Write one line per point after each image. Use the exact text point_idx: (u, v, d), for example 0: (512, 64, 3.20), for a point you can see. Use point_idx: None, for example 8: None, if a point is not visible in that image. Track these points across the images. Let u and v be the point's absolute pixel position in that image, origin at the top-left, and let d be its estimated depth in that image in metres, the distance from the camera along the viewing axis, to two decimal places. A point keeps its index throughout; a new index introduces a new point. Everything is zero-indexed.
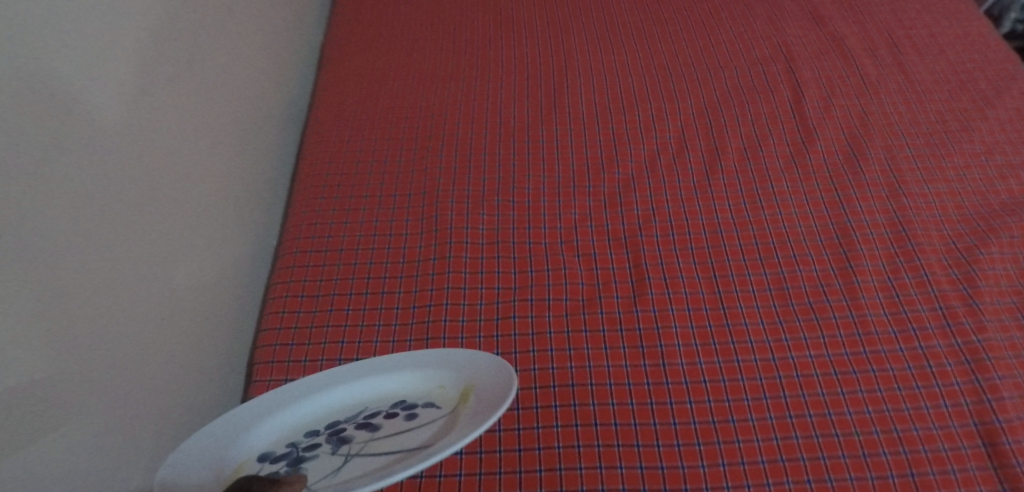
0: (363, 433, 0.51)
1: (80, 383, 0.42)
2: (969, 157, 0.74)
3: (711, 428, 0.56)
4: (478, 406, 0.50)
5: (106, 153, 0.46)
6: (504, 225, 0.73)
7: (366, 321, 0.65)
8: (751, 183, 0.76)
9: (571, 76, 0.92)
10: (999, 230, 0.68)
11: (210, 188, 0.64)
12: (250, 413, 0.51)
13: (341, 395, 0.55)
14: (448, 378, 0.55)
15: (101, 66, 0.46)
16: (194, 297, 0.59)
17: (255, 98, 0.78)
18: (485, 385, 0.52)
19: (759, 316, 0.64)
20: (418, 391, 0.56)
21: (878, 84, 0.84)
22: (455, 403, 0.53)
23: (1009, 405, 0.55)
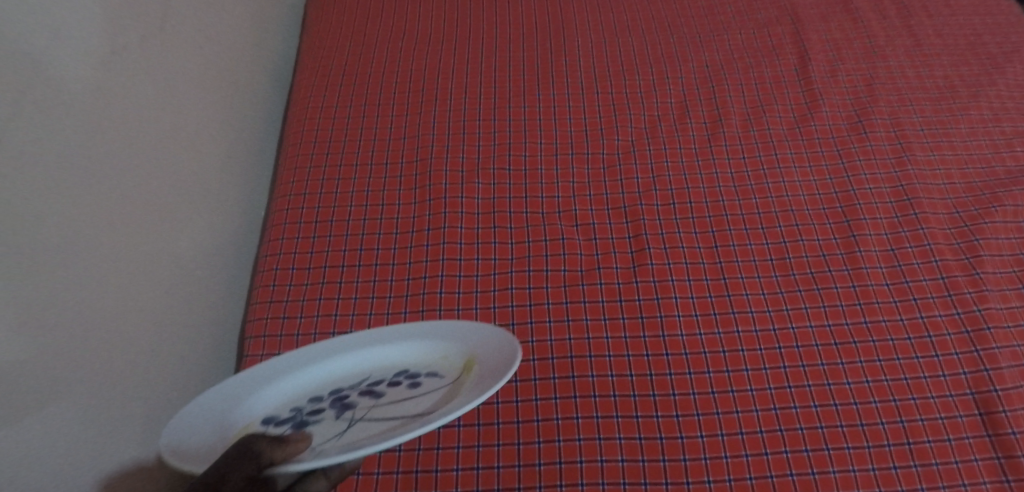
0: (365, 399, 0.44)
1: (51, 366, 0.38)
2: (975, 123, 0.70)
3: (691, 400, 0.51)
4: (485, 374, 0.43)
5: (72, 116, 0.43)
6: (501, 194, 0.65)
7: (357, 294, 0.58)
8: (752, 148, 0.69)
9: (568, 24, 0.84)
10: (1004, 199, 0.63)
11: (206, 156, 0.64)
12: (242, 376, 0.43)
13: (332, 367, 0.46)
14: (450, 348, 0.48)
15: (66, 24, 0.43)
16: (178, 272, 0.56)
17: (235, 63, 0.73)
18: (492, 353, 0.45)
19: (757, 289, 0.58)
20: (417, 362, 0.48)
21: (886, 47, 0.78)
22: (460, 372, 0.46)
23: (1005, 375, 0.52)
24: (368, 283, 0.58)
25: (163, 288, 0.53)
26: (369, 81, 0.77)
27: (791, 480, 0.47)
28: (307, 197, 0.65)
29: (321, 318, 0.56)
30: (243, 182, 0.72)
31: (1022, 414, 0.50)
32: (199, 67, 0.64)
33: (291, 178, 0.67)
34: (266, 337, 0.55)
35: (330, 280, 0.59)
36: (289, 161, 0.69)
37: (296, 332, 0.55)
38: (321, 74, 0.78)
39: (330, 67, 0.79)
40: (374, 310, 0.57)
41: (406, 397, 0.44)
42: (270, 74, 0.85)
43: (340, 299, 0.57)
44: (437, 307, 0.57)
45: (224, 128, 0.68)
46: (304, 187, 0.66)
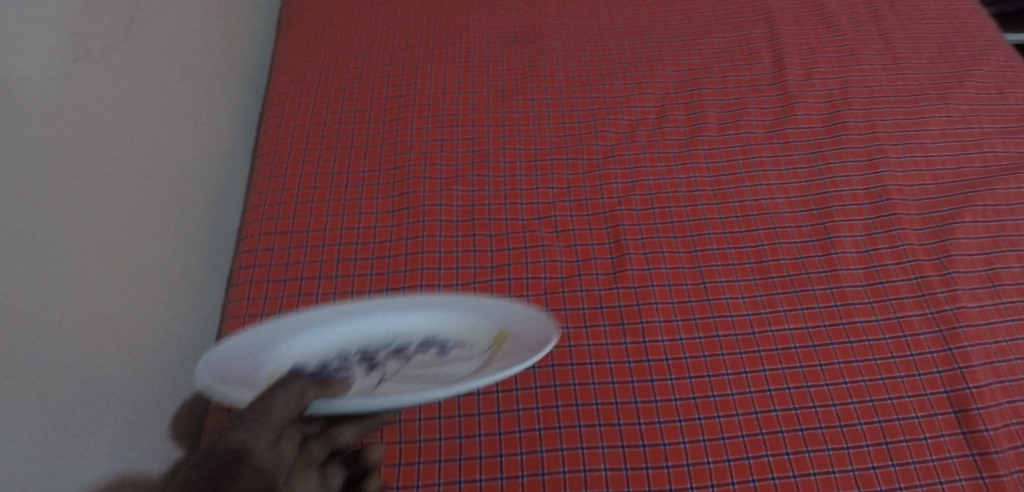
0: (395, 361, 0.47)
1: (20, 390, 0.36)
2: (944, 125, 0.72)
3: (672, 406, 0.51)
4: (517, 350, 0.46)
5: (31, 126, 0.41)
6: (480, 202, 0.65)
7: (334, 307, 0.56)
8: (730, 152, 0.69)
9: (546, 28, 0.83)
10: (974, 200, 0.64)
11: (178, 164, 0.62)
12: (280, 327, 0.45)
13: (366, 327, 0.48)
14: (482, 320, 0.50)
15: (25, 32, 0.41)
16: (152, 286, 0.54)
17: (207, 70, 0.72)
18: (524, 332, 0.48)
19: (736, 293, 0.58)
20: (449, 331, 0.50)
21: (859, 50, 0.79)
22: (491, 345, 0.48)
23: (978, 372, 0.53)
24: (345, 294, 0.57)
25: (138, 298, 0.52)
26: (344, 88, 0.76)
27: (772, 484, 0.47)
28: (281, 207, 0.63)
29: None
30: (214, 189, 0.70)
31: (994, 411, 0.51)
32: (167, 72, 0.62)
33: (266, 187, 0.66)
34: None
35: (306, 292, 0.57)
36: (263, 170, 0.68)
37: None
38: (294, 80, 0.77)
39: (304, 74, 0.77)
40: None
41: (436, 364, 0.47)
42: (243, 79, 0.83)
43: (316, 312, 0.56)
44: None
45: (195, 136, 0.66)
46: (278, 196, 0.64)
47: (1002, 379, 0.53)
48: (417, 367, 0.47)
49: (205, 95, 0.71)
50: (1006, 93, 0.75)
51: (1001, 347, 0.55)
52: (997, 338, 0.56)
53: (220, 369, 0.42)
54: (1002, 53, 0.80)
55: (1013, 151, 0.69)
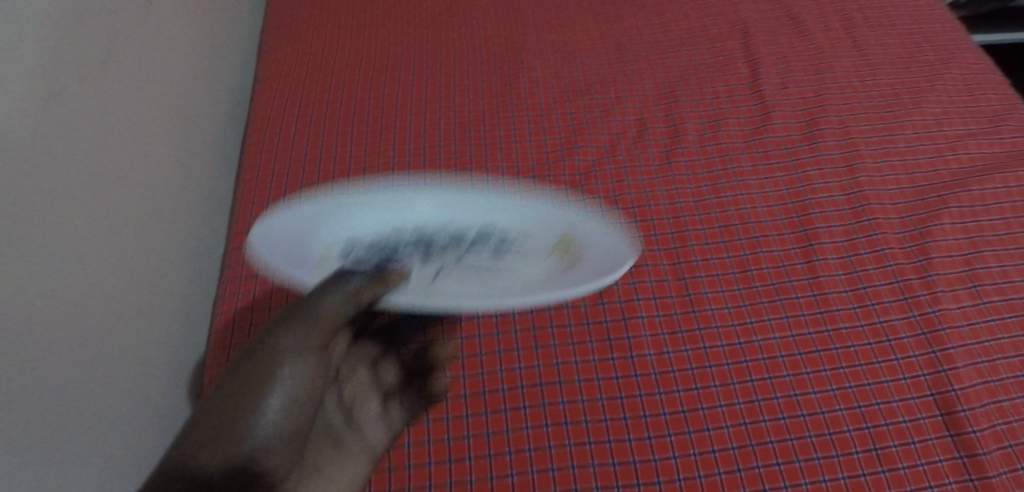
0: (455, 254, 0.56)
1: None
2: (918, 129, 0.73)
3: (663, 420, 0.51)
4: (580, 268, 0.55)
5: None
6: None
7: None
8: (710, 163, 0.70)
9: (525, 45, 0.84)
10: (950, 201, 0.66)
11: (107, 203, 0.62)
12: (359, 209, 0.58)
13: (431, 216, 0.58)
14: (546, 231, 0.59)
15: None
16: (72, 328, 0.54)
17: (145, 104, 0.72)
18: (592, 250, 0.56)
19: (721, 303, 0.59)
20: (515, 230, 0.58)
21: (832, 58, 0.80)
22: (552, 254, 0.57)
23: (962, 374, 0.54)
24: None
25: (56, 337, 0.51)
26: (325, 110, 0.75)
27: None
28: None
29: None
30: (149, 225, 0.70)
31: (979, 412, 0.51)
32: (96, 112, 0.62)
33: (249, 213, 0.64)
34: None
35: None
36: (244, 196, 0.67)
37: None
38: (275, 104, 0.76)
39: (284, 97, 0.76)
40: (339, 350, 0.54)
41: (494, 261, 0.56)
42: (187, 110, 0.83)
43: None
44: None
45: (127, 172, 0.66)
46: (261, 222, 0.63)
47: (986, 380, 0.54)
48: (483, 268, 0.55)
49: (142, 127, 0.71)
50: (976, 95, 0.77)
51: (984, 347, 0.56)
52: (980, 339, 0.56)
53: (304, 231, 0.55)
54: (972, 56, 0.82)
55: (986, 152, 0.71)
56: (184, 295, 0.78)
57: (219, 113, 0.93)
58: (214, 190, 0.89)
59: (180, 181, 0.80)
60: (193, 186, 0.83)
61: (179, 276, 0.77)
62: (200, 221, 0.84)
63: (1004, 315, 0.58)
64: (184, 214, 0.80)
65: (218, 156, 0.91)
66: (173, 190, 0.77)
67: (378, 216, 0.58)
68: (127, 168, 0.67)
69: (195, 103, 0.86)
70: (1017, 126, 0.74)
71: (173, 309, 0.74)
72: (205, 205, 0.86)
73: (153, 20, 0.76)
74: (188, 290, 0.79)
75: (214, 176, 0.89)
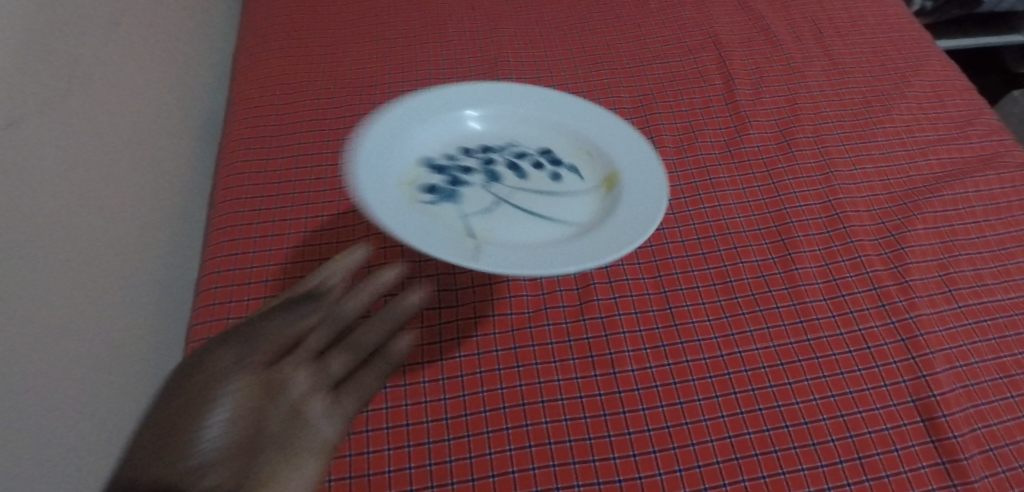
0: (510, 169, 0.60)
1: None
2: (891, 135, 0.74)
3: (647, 437, 0.50)
4: (630, 194, 0.54)
5: None
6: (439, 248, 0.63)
7: None
8: (688, 175, 0.70)
9: (501, 58, 0.82)
10: (923, 206, 0.66)
11: (53, 236, 0.62)
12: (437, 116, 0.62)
13: (495, 128, 0.64)
14: (600, 160, 0.61)
15: None
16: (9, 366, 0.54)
17: (97, 135, 0.72)
18: (638, 182, 0.56)
19: (703, 315, 0.59)
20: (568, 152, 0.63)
21: (804, 68, 0.81)
22: (602, 182, 0.58)
23: (942, 379, 0.55)
24: None
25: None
26: (301, 131, 0.74)
27: None
28: None
29: None
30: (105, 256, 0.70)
31: (959, 417, 0.52)
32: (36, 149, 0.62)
33: (222, 237, 0.62)
34: None
35: None
36: (218, 220, 0.66)
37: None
38: (249, 126, 0.75)
39: (258, 117, 0.76)
40: None
41: (545, 180, 0.60)
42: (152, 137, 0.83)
43: None
44: None
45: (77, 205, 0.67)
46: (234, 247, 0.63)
47: (965, 383, 0.55)
48: (532, 185, 0.59)
49: (94, 158, 0.70)
50: (945, 101, 0.79)
51: (961, 351, 0.57)
52: (957, 342, 0.58)
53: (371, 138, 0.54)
54: (938, 62, 0.84)
55: (956, 157, 0.72)
56: (151, 322, 0.76)
57: (195, 135, 0.92)
58: (191, 213, 0.88)
59: (150, 208, 0.79)
60: (164, 211, 0.82)
61: (142, 304, 0.75)
62: (167, 243, 0.83)
63: (980, 317, 0.59)
64: (153, 240, 0.79)
65: (196, 178, 0.90)
66: (140, 218, 0.77)
67: (446, 122, 0.63)
68: (75, 201, 0.66)
69: (165, 128, 0.85)
70: (984, 130, 0.76)
71: (134, 336, 0.73)
72: (179, 230, 0.85)
73: (108, 48, 0.76)
74: (154, 316, 0.77)
75: (189, 199, 0.88)
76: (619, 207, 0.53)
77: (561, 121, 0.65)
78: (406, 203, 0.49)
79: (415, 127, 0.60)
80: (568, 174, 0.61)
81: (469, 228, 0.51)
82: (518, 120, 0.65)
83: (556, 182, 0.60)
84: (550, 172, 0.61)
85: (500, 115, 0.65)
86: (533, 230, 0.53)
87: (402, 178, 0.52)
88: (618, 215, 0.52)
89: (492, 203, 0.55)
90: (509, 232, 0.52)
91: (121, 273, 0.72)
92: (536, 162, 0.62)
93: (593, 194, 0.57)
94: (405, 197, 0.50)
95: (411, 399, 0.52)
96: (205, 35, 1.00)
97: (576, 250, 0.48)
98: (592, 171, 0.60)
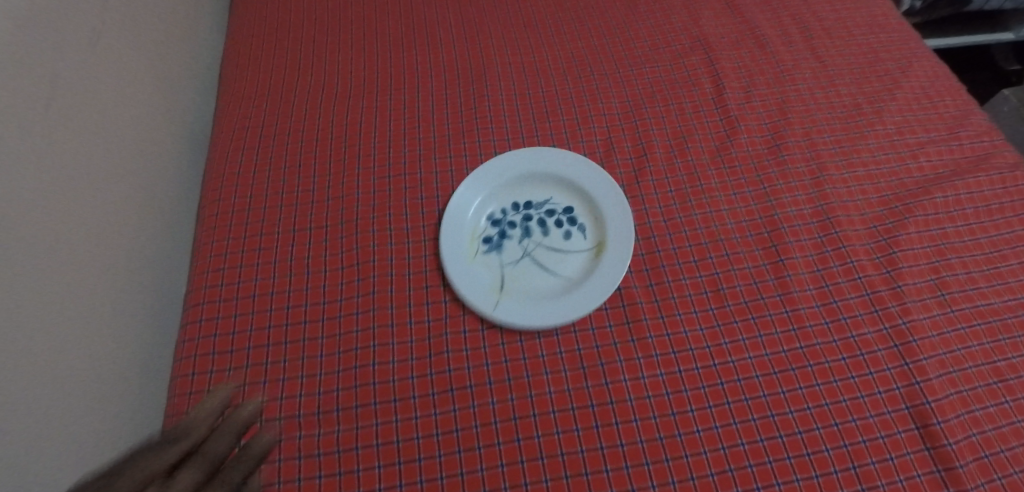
0: (536, 223, 0.67)
1: None
2: (881, 138, 0.73)
3: (639, 449, 0.53)
4: (603, 269, 0.62)
5: None
6: (423, 264, 0.64)
7: (286, 393, 0.56)
8: (678, 181, 0.70)
9: (488, 65, 0.82)
10: (915, 210, 0.66)
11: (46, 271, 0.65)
12: (491, 171, 0.69)
13: (537, 176, 0.69)
14: (597, 221, 0.66)
15: None
16: None
17: (91, 164, 0.73)
18: (612, 253, 0.63)
19: (695, 325, 0.59)
20: (583, 206, 0.68)
21: (793, 71, 0.81)
22: (595, 245, 0.65)
23: (935, 385, 0.55)
24: (296, 361, 0.58)
25: None
26: (288, 141, 0.74)
27: None
28: (225, 272, 0.63)
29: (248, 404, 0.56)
30: (92, 282, 0.72)
31: (954, 423, 0.53)
32: (23, 184, 0.63)
33: (208, 265, 0.64)
34: None
35: (255, 362, 0.58)
36: (205, 235, 0.67)
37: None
38: (235, 137, 0.74)
39: (244, 128, 0.75)
40: (305, 391, 0.56)
41: (558, 233, 0.66)
42: (147, 162, 0.84)
43: (266, 383, 0.57)
44: (371, 381, 0.57)
45: (68, 237, 0.68)
46: (222, 261, 0.64)
47: (959, 390, 0.55)
48: (548, 242, 0.66)
49: (81, 186, 0.71)
50: (935, 102, 0.78)
51: (955, 356, 0.57)
52: (951, 348, 0.57)
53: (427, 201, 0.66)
54: (928, 63, 0.83)
55: (947, 159, 0.72)
56: (134, 341, 0.78)
57: (183, 149, 0.93)
58: (175, 228, 0.89)
59: (133, 225, 0.80)
60: (148, 227, 0.83)
61: (126, 322, 0.77)
62: (157, 259, 0.85)
63: (973, 322, 0.59)
64: (137, 258, 0.81)
65: (182, 193, 0.91)
66: (124, 237, 0.79)
67: (499, 175, 0.69)
68: (54, 224, 0.67)
69: (151, 143, 0.86)
70: (974, 131, 0.75)
71: (115, 355, 0.74)
72: (165, 245, 0.87)
73: (94, 66, 0.75)
74: (140, 333, 0.79)
75: (176, 214, 0.90)
76: (596, 277, 0.61)
77: (586, 172, 0.68)
78: (463, 265, 0.63)
79: (470, 182, 0.68)
80: (580, 232, 0.66)
81: (500, 282, 0.62)
82: (548, 172, 0.69)
83: (569, 240, 0.66)
84: (567, 228, 0.67)
85: (539, 166, 0.69)
86: (537, 290, 0.62)
87: (456, 242, 0.64)
88: (595, 286, 0.61)
89: (520, 257, 0.65)
90: (524, 288, 0.62)
91: (103, 297, 0.74)
92: (560, 216, 0.67)
93: (591, 256, 0.64)
94: (464, 257, 0.63)
95: (402, 415, 0.55)
96: (193, 44, 0.99)
97: (536, 314, 0.59)
98: (599, 231, 0.65)
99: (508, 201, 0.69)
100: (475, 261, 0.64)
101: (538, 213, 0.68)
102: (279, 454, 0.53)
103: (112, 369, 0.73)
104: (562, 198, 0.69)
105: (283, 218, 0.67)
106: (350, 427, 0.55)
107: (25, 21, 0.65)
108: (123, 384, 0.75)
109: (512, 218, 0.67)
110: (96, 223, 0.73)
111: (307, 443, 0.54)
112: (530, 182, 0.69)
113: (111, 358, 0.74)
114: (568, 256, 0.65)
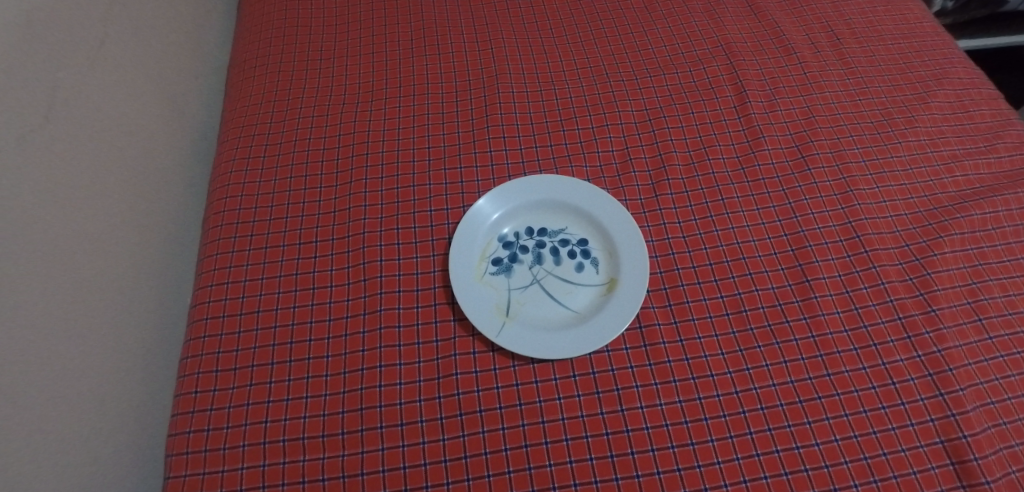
0: (550, 251, 0.63)
1: None
2: (913, 150, 0.70)
3: (655, 479, 0.50)
4: (610, 310, 0.58)
5: None
6: (428, 282, 0.61)
7: (290, 414, 0.54)
8: (699, 195, 0.67)
9: (501, 72, 0.79)
10: (950, 228, 0.63)
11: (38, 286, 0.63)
12: (510, 197, 0.66)
13: (555, 202, 0.65)
14: (611, 257, 0.62)
15: None
16: None
17: (89, 174, 0.72)
18: (622, 294, 0.58)
19: (715, 348, 0.57)
20: (599, 241, 0.63)
21: (821, 78, 0.77)
22: (605, 284, 0.60)
23: (972, 419, 0.52)
24: (301, 381, 0.56)
25: None
26: (294, 151, 0.72)
27: None
28: (229, 286, 0.62)
29: (251, 426, 0.54)
30: (92, 293, 0.71)
31: (992, 460, 0.50)
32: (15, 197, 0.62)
33: (211, 280, 0.63)
34: (189, 454, 0.53)
35: (259, 381, 0.56)
36: (210, 247, 0.66)
37: (242, 443, 0.53)
38: (241, 145, 0.73)
39: (250, 136, 0.74)
40: (309, 412, 0.54)
41: (570, 267, 0.62)
42: (150, 169, 0.83)
43: (270, 403, 0.55)
44: (377, 403, 0.55)
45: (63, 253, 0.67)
46: (226, 274, 0.63)
47: (997, 423, 0.52)
48: (559, 272, 0.62)
49: (79, 198, 0.70)
50: (971, 111, 0.74)
51: (993, 386, 0.54)
52: (988, 377, 0.54)
53: None
54: (963, 69, 0.79)
55: (983, 172, 0.68)
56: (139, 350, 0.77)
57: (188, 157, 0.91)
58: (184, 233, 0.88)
59: (139, 232, 0.79)
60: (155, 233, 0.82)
61: (132, 333, 0.76)
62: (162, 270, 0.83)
63: (1012, 350, 0.56)
64: (142, 267, 0.79)
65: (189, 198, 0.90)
66: (129, 246, 0.77)
67: (518, 200, 0.66)
68: (52, 232, 0.66)
69: (155, 146, 0.85)
70: (1014, 143, 0.71)
71: (114, 366, 0.73)
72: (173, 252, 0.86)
73: (94, 74, 0.74)
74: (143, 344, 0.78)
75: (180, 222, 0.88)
76: (602, 316, 0.58)
77: (604, 206, 0.64)
78: (469, 284, 0.60)
79: (482, 204, 0.65)
80: (592, 265, 0.62)
81: (503, 306, 0.59)
82: (565, 200, 0.65)
83: (580, 273, 0.62)
84: (580, 260, 0.62)
85: (555, 197, 0.65)
86: (541, 321, 0.59)
87: (464, 261, 0.61)
88: (599, 326, 0.57)
89: (528, 283, 0.61)
90: (528, 317, 0.59)
91: (104, 307, 0.72)
92: (573, 247, 0.63)
93: (600, 292, 0.60)
94: (472, 277, 0.61)
95: (409, 440, 0.53)
96: (198, 47, 0.97)
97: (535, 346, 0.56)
98: (611, 268, 0.61)
99: (522, 226, 0.65)
100: (482, 281, 0.61)
101: (551, 242, 0.64)
102: (282, 479, 0.52)
103: (114, 379, 0.73)
104: (578, 229, 0.64)
105: (287, 230, 0.65)
106: (355, 452, 0.53)
107: (21, 27, 0.64)
108: (126, 397, 0.74)
109: (525, 242, 0.64)
110: (99, 231, 0.73)
111: (311, 468, 0.52)
112: (545, 209, 0.66)
113: (110, 370, 0.72)
114: (577, 290, 0.61)
